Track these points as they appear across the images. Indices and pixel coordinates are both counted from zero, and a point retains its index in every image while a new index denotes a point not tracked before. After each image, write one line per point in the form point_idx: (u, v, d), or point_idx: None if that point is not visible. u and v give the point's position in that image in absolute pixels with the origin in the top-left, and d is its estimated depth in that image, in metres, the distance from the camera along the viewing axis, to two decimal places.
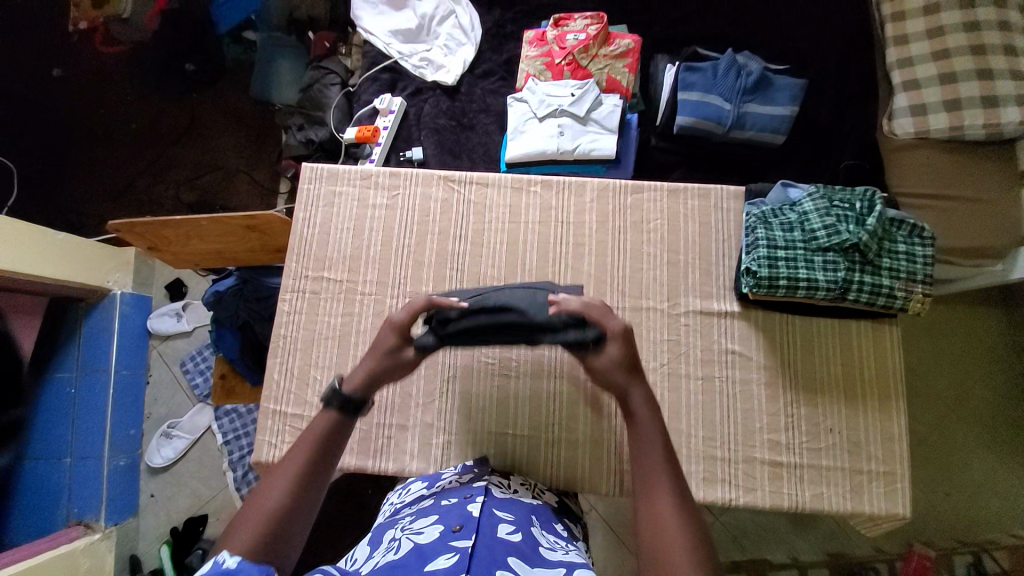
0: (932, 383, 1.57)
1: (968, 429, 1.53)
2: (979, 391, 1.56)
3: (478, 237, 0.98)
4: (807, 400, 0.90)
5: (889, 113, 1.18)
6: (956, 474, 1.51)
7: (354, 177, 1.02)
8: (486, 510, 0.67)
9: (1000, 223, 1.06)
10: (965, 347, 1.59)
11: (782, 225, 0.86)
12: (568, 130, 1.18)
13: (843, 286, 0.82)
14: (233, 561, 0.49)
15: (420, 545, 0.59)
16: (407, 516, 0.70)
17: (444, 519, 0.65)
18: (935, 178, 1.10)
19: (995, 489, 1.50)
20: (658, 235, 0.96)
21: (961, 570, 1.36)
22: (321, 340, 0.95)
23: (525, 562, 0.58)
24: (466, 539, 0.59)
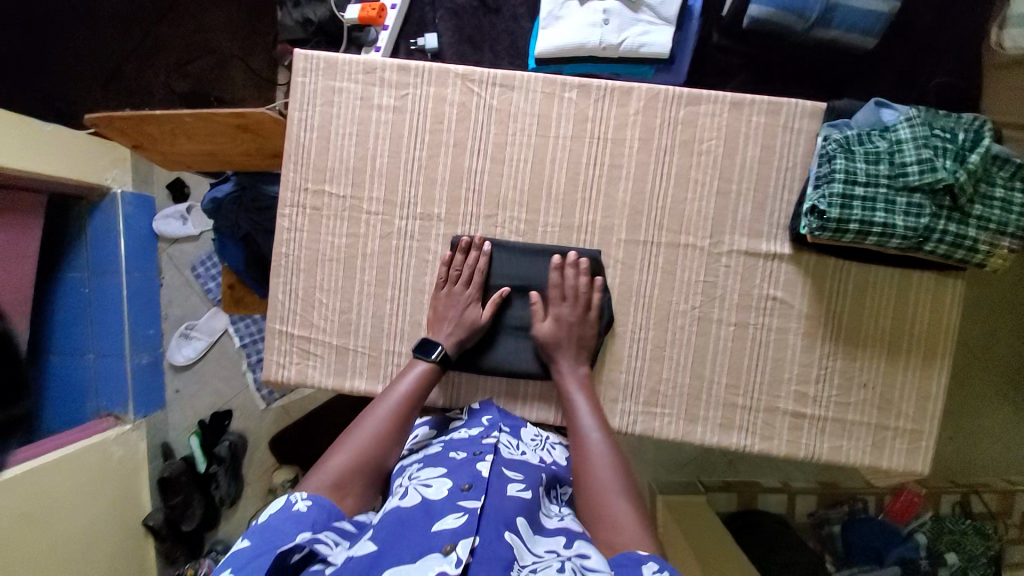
0: (966, 332, 1.50)
1: (990, 379, 1.50)
2: (1012, 344, 1.50)
3: (498, 152, 0.85)
4: (846, 354, 0.83)
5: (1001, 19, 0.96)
6: (965, 420, 1.52)
7: (354, 70, 0.86)
8: (496, 467, 0.68)
9: None
10: (1013, 296, 1.48)
11: (866, 154, 0.70)
12: (614, 18, 0.97)
13: (922, 235, 0.69)
14: (302, 504, 0.60)
15: (429, 502, 0.61)
16: (415, 465, 0.71)
17: (453, 475, 0.66)
18: None
19: (1000, 437, 1.50)
20: (710, 159, 0.82)
21: (946, 505, 1.42)
22: (324, 260, 0.88)
23: (530, 526, 0.62)
24: (476, 501, 0.61)
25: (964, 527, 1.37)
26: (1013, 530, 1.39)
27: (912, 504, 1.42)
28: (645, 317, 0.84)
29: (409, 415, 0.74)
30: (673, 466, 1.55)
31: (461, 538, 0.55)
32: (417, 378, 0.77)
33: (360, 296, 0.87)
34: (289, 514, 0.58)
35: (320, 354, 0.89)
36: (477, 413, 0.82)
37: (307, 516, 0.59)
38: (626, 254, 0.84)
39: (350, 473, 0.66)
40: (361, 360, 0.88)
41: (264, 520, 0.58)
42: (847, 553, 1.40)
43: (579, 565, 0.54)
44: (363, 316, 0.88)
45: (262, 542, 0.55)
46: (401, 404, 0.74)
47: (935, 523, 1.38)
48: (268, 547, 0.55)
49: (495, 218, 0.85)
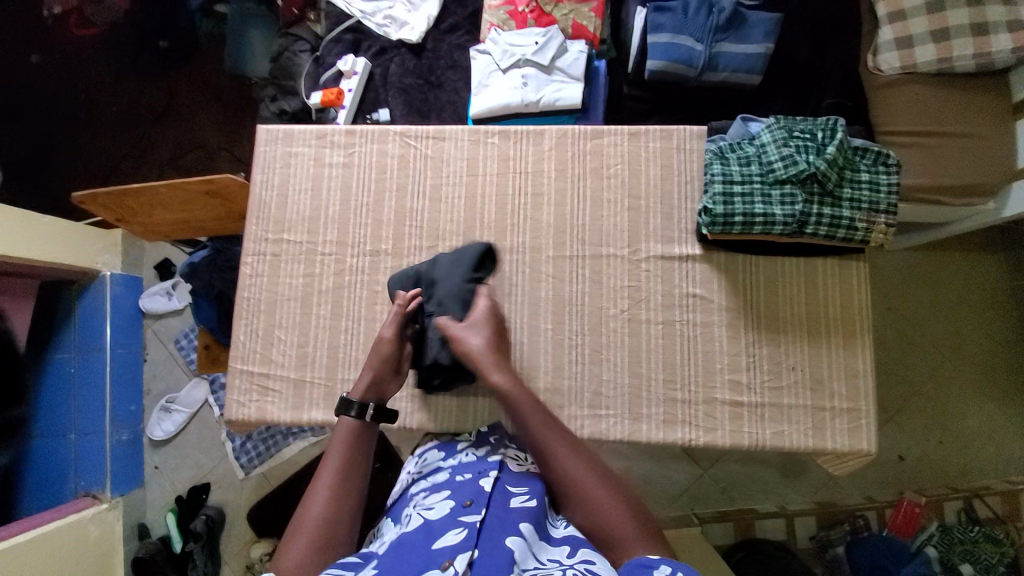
0: (927, 332, 1.56)
1: (966, 376, 1.53)
2: (977, 339, 1.55)
3: (435, 192, 0.96)
4: (771, 341, 0.88)
5: (875, 49, 1.18)
6: (952, 422, 1.52)
7: (308, 137, 1.00)
8: (500, 484, 0.72)
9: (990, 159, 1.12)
10: (961, 294, 1.57)
11: (739, 159, 0.81)
12: (532, 81, 1.15)
13: (800, 220, 0.78)
14: None
15: (430, 522, 0.65)
16: (420, 492, 0.76)
17: (457, 494, 0.70)
18: (920, 116, 1.13)
19: (990, 435, 1.50)
20: (618, 180, 0.94)
21: (951, 514, 1.39)
22: (283, 300, 0.95)
23: (536, 533, 0.63)
24: (475, 515, 0.65)
25: (975, 535, 1.34)
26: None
27: (914, 515, 1.38)
28: (579, 324, 0.90)
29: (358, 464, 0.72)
30: (665, 499, 1.50)
31: (460, 552, 0.59)
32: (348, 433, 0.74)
33: (316, 329, 0.93)
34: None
35: (278, 389, 0.93)
36: (483, 435, 0.87)
37: None
38: (556, 269, 0.92)
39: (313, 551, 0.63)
40: (317, 391, 0.92)
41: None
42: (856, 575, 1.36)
43: (584, 568, 0.57)
44: (320, 348, 0.93)
45: None
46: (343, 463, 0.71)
47: (943, 534, 1.35)
48: None
49: (436, 248, 0.94)
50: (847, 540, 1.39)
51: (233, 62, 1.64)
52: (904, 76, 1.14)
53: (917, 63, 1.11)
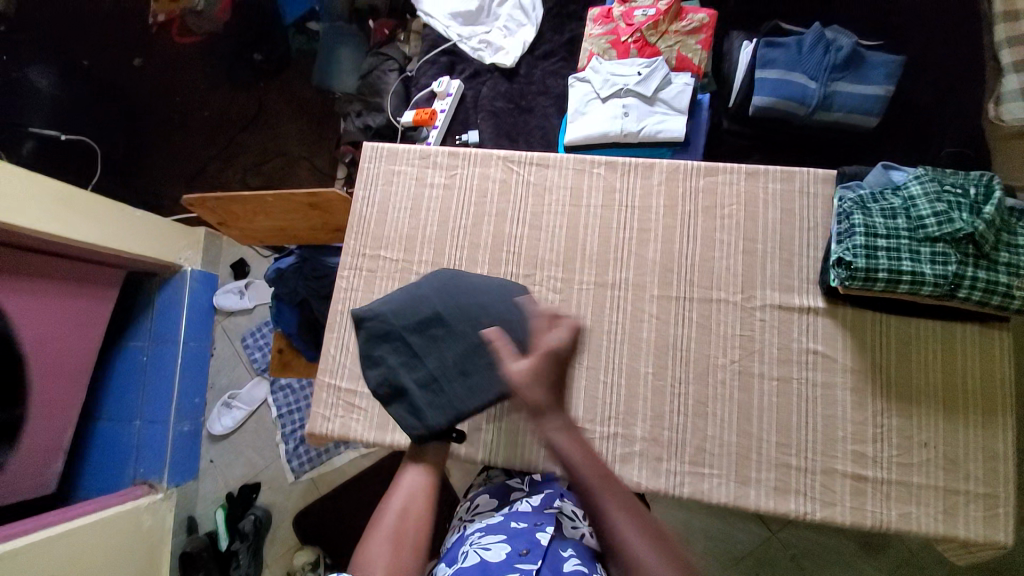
0: None
1: None
2: None
3: (536, 220, 0.94)
4: (899, 409, 0.80)
5: (997, 96, 1.09)
6: None
7: (412, 157, 1.01)
8: (554, 541, 0.78)
9: None
10: None
11: (883, 210, 0.74)
12: (633, 111, 1.12)
13: (952, 282, 0.70)
14: None
15: (487, 563, 0.73)
16: (478, 530, 0.83)
17: (513, 541, 0.77)
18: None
19: None
20: (733, 222, 0.88)
21: None
22: None
23: None
24: (530, 565, 0.72)
25: None
26: None
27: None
28: (684, 371, 0.85)
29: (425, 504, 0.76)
30: (729, 560, 1.39)
31: None
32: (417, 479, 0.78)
33: None
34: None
35: (364, 407, 0.92)
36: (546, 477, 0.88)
37: None
38: (660, 310, 0.87)
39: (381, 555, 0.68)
40: None
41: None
42: None
43: None
44: None
45: None
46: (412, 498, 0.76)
47: None
48: None
49: (534, 277, 0.92)
50: None
51: (322, 76, 1.70)
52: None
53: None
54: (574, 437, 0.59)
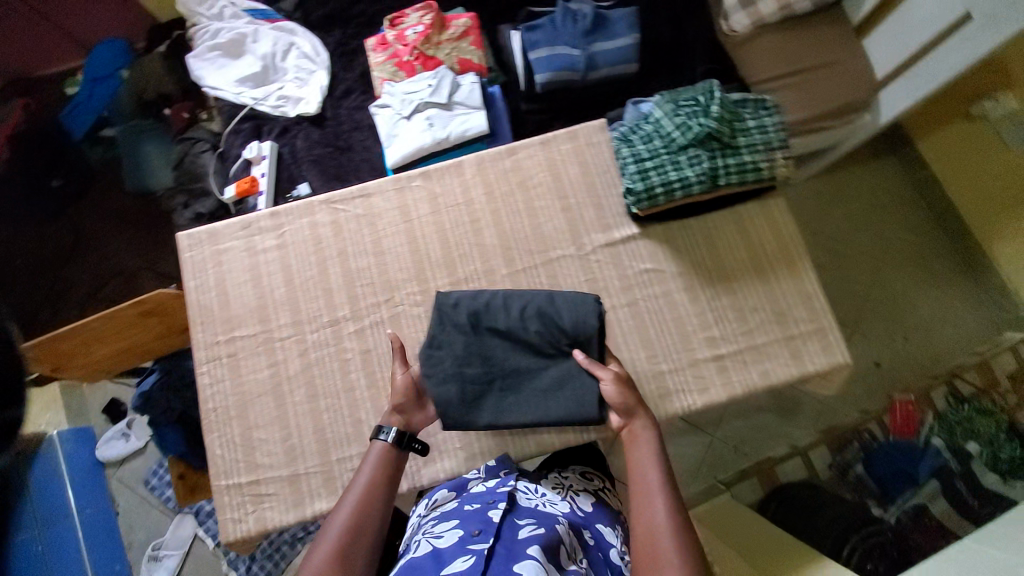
0: (857, 242, 1.74)
1: (905, 272, 1.70)
2: (903, 237, 1.74)
3: (377, 246, 0.96)
4: (725, 288, 0.94)
5: (724, 13, 1.35)
6: (907, 314, 1.68)
7: (234, 230, 0.98)
8: (508, 516, 0.75)
9: (848, 77, 1.35)
10: (879, 201, 1.76)
11: (643, 138, 0.88)
12: (437, 120, 1.19)
13: (712, 175, 0.84)
14: None
15: (439, 549, 0.69)
16: (430, 523, 0.80)
17: (465, 524, 0.75)
18: (779, 60, 1.33)
19: (944, 318, 1.66)
20: (545, 188, 0.98)
21: (942, 401, 1.56)
22: (254, 398, 0.91)
23: (546, 555, 0.67)
24: (483, 542, 0.69)
25: (968, 413, 1.51)
26: (1010, 396, 1.52)
27: (911, 413, 1.55)
28: None
29: (384, 486, 0.74)
30: (686, 474, 1.53)
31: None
32: (379, 456, 0.77)
33: (296, 418, 0.89)
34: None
35: (272, 492, 0.88)
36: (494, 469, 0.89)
37: None
38: (514, 284, 0.94)
39: (341, 548, 0.67)
40: (316, 480, 0.87)
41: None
42: (879, 487, 1.48)
43: None
44: (306, 435, 0.88)
45: None
46: (369, 484, 0.74)
47: (941, 422, 1.52)
48: None
49: (394, 298, 0.93)
50: (862, 455, 1.54)
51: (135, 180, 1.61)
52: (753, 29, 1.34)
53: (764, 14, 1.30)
54: (648, 452, 0.74)
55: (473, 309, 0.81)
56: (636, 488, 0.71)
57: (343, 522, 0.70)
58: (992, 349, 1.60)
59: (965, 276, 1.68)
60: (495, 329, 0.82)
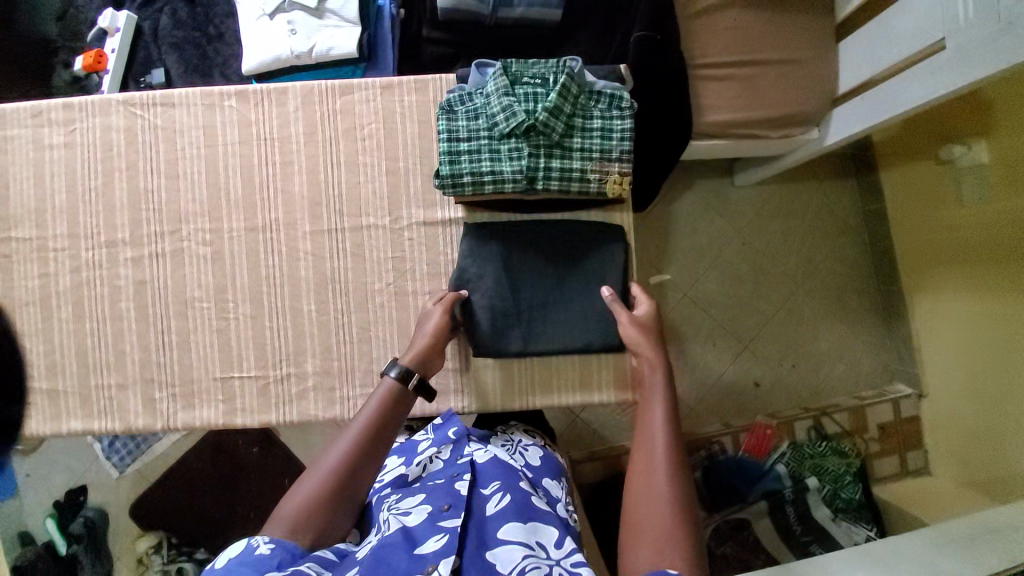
0: (781, 261, 1.60)
1: (817, 301, 1.59)
2: (829, 265, 1.60)
3: (171, 168, 0.86)
4: (543, 299, 0.84)
5: None
6: (804, 344, 1.58)
7: (22, 115, 0.87)
8: (473, 487, 0.71)
9: (802, 80, 1.18)
10: (817, 222, 1.61)
11: (467, 112, 0.75)
12: (300, 27, 1.01)
13: (529, 175, 0.74)
14: (265, 547, 0.58)
15: (407, 527, 0.64)
16: (393, 496, 0.74)
17: (431, 498, 0.70)
18: (733, 43, 1.16)
19: (839, 355, 1.57)
20: (374, 142, 0.86)
21: (803, 432, 1.44)
22: (21, 306, 0.86)
23: (521, 524, 0.65)
24: (455, 518, 0.65)
25: (822, 449, 1.39)
26: (871, 443, 1.42)
27: (766, 436, 1.43)
28: (344, 301, 0.86)
29: (380, 438, 0.71)
30: None
31: (443, 556, 0.59)
32: (387, 396, 0.73)
33: (60, 335, 0.86)
34: (254, 558, 0.57)
35: (31, 403, 0.86)
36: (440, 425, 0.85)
37: (274, 556, 0.57)
38: (315, 245, 0.86)
39: (322, 499, 0.65)
40: (73, 401, 0.86)
41: (228, 565, 0.56)
42: (710, 497, 1.38)
43: (567, 565, 0.60)
44: (67, 355, 0.86)
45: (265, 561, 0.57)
46: (368, 430, 0.70)
47: (794, 451, 1.39)
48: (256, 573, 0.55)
49: (180, 232, 0.85)
50: (704, 464, 1.42)
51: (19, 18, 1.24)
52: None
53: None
54: (656, 396, 0.73)
55: (474, 258, 0.83)
56: (643, 423, 0.71)
57: (328, 471, 0.67)
58: (877, 397, 1.48)
59: (879, 315, 1.58)
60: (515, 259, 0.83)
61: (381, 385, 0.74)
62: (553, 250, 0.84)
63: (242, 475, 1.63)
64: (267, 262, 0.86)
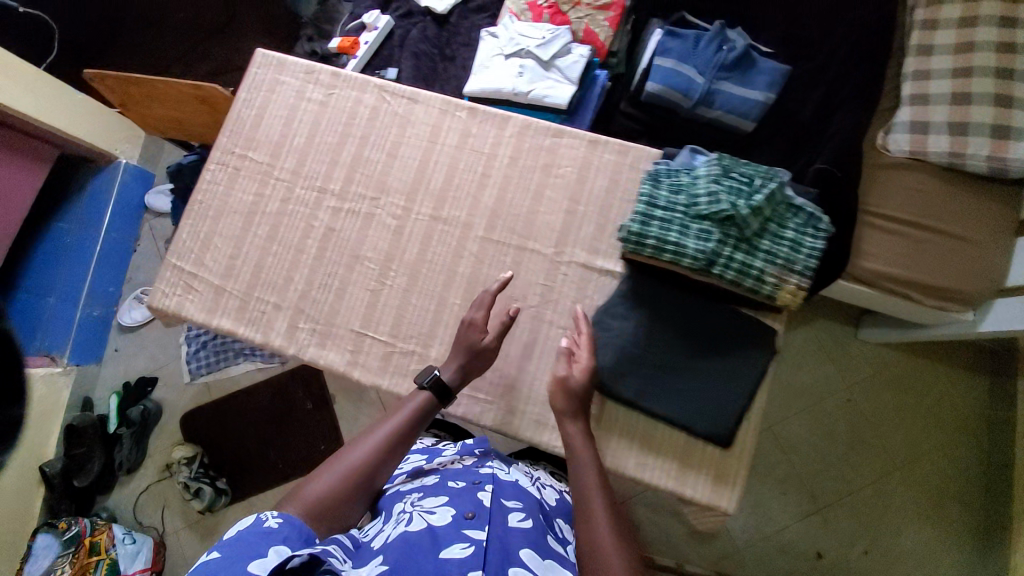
0: (883, 434, 1.45)
1: (911, 493, 1.41)
2: (935, 460, 1.43)
3: (393, 149, 1.00)
4: (677, 374, 0.82)
5: (889, 127, 1.18)
6: (883, 534, 1.40)
7: (297, 70, 1.05)
8: (496, 499, 0.77)
9: (975, 262, 1.12)
10: (934, 409, 1.45)
11: (672, 186, 0.81)
12: (528, 72, 1.16)
13: (710, 258, 0.77)
14: (274, 521, 0.64)
15: (434, 528, 0.69)
16: (415, 494, 0.80)
17: (456, 503, 0.75)
18: (911, 205, 1.14)
19: (922, 565, 1.37)
20: (565, 181, 0.94)
21: None
22: (230, 212, 1.01)
23: (536, 553, 0.69)
24: (481, 530, 0.69)
25: None
26: None
27: None
28: (485, 308, 0.92)
29: (396, 447, 0.78)
30: None
31: (470, 566, 0.63)
32: (412, 412, 0.81)
33: (249, 246, 0.99)
34: (262, 530, 0.63)
35: (201, 292, 0.99)
36: (467, 446, 0.96)
37: (280, 531, 0.63)
38: (479, 250, 0.94)
39: (337, 492, 0.72)
40: (233, 303, 0.98)
41: (239, 534, 0.61)
42: None
43: None
44: (247, 264, 0.99)
45: (236, 551, 0.59)
46: (389, 439, 0.78)
47: None
48: (245, 557, 0.58)
49: (378, 201, 0.98)
50: None
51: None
52: (911, 159, 1.15)
53: (927, 151, 1.11)
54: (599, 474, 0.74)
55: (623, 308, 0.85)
56: (586, 495, 0.71)
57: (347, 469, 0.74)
58: None
59: (977, 539, 1.36)
60: (662, 324, 0.83)
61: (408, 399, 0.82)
62: (703, 328, 0.83)
63: (290, 421, 1.72)
64: (436, 249, 0.95)
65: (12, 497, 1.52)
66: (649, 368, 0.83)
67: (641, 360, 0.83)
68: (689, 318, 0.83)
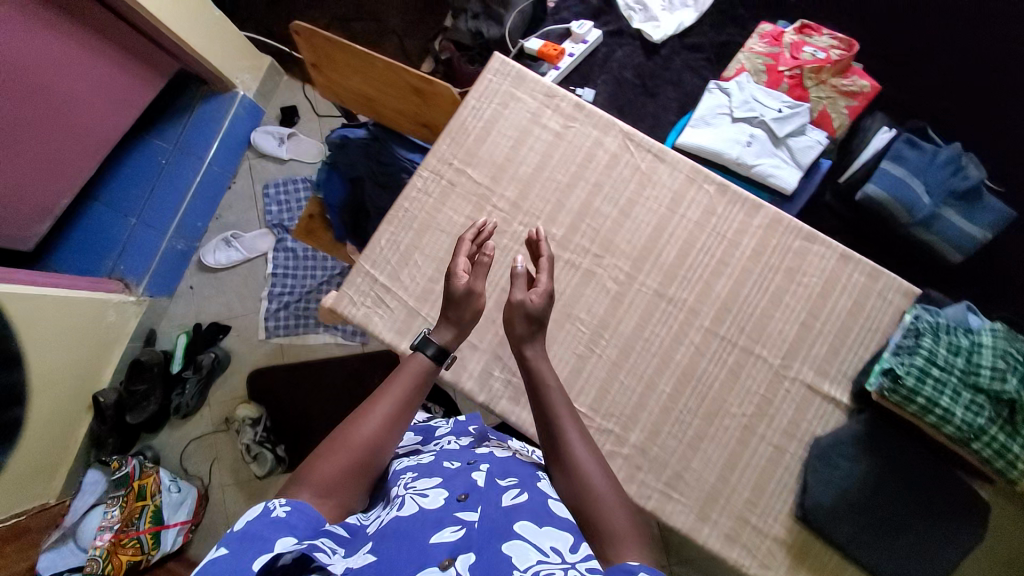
0: None
1: None
2: None
3: (627, 207, 0.93)
4: (893, 529, 0.81)
5: None
6: None
7: (537, 89, 0.96)
8: (489, 477, 0.62)
9: None
10: None
11: (948, 345, 0.79)
12: (756, 144, 1.08)
13: (975, 433, 0.76)
14: (281, 510, 0.52)
15: (423, 510, 0.54)
16: (409, 475, 0.64)
17: (449, 484, 0.60)
18: None
19: None
20: (807, 291, 0.89)
21: None
22: (436, 228, 0.93)
23: (534, 521, 0.55)
24: (472, 511, 0.55)
25: None
26: None
27: None
28: (696, 404, 0.87)
29: (405, 416, 0.65)
30: None
31: (459, 550, 0.49)
32: (416, 373, 0.67)
33: None
34: (269, 520, 0.50)
35: (390, 307, 0.91)
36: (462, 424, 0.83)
37: (288, 522, 0.51)
38: (701, 340, 0.89)
39: (348, 471, 0.59)
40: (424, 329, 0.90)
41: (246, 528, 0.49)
42: None
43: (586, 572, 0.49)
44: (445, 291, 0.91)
45: (243, 546, 0.47)
46: (397, 407, 0.64)
47: None
48: (252, 549, 0.47)
49: (602, 260, 0.91)
50: None
51: None
52: None
53: None
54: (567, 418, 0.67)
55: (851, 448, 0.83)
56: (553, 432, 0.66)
57: (359, 448, 0.61)
58: None
59: None
60: (890, 475, 0.82)
61: (409, 360, 0.69)
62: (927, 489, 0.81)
63: None
64: (655, 328, 0.90)
65: (62, 425, 1.34)
66: (868, 517, 0.81)
67: (861, 506, 0.81)
68: (917, 476, 0.81)
